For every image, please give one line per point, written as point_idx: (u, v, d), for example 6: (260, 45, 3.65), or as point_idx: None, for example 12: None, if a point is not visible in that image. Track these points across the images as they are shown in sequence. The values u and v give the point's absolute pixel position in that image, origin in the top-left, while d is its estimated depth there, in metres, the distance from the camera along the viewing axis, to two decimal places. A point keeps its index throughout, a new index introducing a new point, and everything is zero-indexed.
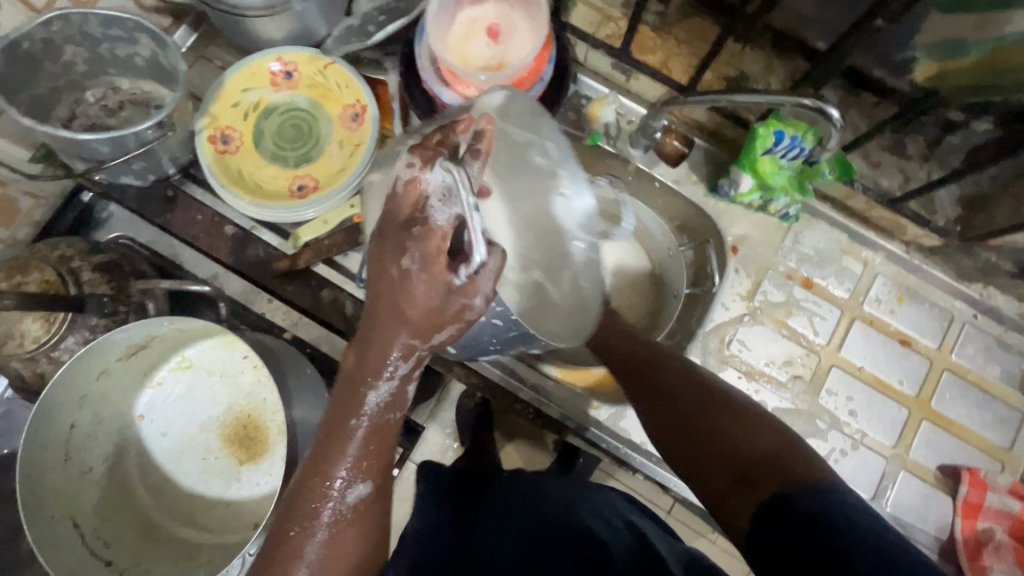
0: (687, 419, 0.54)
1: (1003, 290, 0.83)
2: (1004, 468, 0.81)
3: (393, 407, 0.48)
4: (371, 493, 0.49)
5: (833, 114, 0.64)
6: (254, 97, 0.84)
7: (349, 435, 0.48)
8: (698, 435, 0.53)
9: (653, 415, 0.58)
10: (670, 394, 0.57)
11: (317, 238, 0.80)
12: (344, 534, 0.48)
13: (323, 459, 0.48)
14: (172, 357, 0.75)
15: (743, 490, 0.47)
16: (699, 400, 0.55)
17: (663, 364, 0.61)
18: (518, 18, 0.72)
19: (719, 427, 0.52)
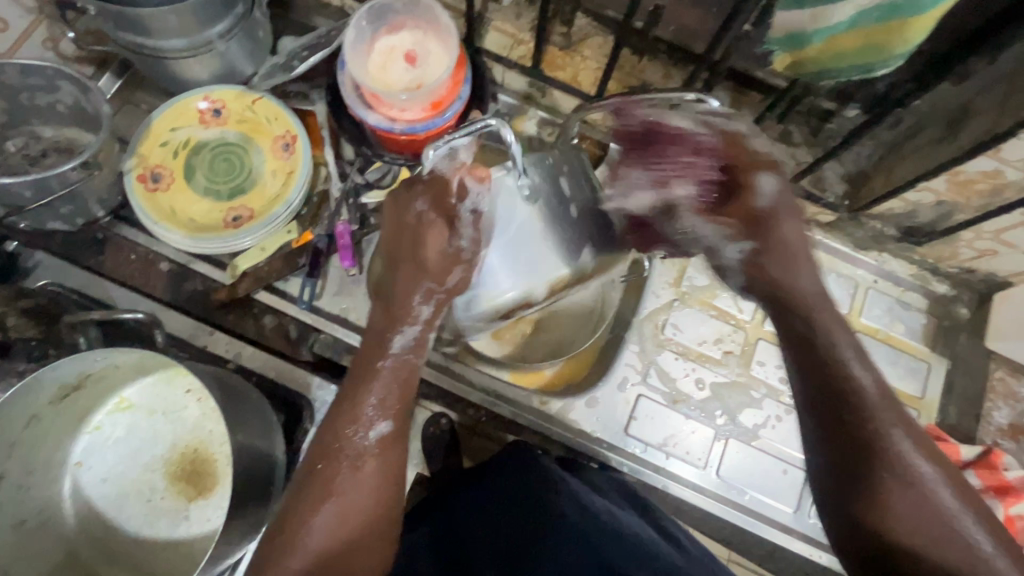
0: (849, 431, 0.51)
1: (896, 255, 0.92)
2: (920, 416, 0.88)
3: (413, 350, 0.60)
4: (386, 441, 0.56)
5: (718, 105, 0.71)
6: (183, 135, 0.86)
7: (376, 374, 0.58)
8: (851, 458, 0.51)
9: (800, 398, 0.55)
10: (836, 396, 0.52)
11: (256, 266, 0.82)
12: (363, 470, 0.54)
13: (354, 395, 0.57)
14: (109, 399, 0.74)
15: (887, 526, 0.48)
16: (853, 420, 0.51)
17: (836, 362, 0.53)
18: (433, 43, 0.77)
19: (885, 455, 0.50)
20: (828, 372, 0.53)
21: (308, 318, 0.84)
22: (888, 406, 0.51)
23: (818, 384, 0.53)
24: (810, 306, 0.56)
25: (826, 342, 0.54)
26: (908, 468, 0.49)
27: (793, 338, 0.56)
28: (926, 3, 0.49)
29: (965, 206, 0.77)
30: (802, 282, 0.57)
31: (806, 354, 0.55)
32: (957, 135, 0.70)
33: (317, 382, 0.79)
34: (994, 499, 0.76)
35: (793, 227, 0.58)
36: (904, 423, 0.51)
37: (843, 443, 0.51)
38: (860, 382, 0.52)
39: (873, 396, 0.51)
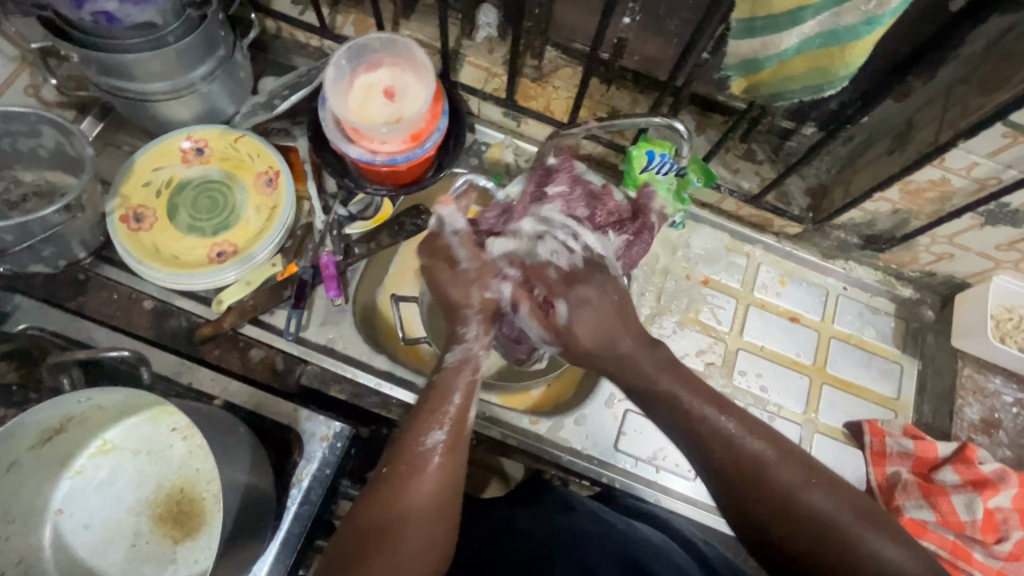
0: (765, 511, 0.57)
1: (861, 262, 0.96)
2: (897, 416, 0.91)
3: (465, 365, 0.66)
4: (453, 442, 0.61)
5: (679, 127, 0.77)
6: (166, 175, 0.87)
7: (440, 384, 0.64)
8: (745, 498, 0.58)
9: (711, 486, 0.60)
10: (740, 475, 0.58)
11: (241, 300, 0.82)
12: (429, 471, 0.59)
13: (422, 411, 0.62)
14: (92, 441, 0.72)
15: (827, 566, 0.54)
16: (776, 491, 0.57)
17: (733, 445, 0.59)
18: (410, 78, 0.80)
19: (818, 521, 0.55)
20: (733, 458, 0.59)
21: (296, 349, 0.84)
22: (790, 465, 0.58)
23: (724, 473, 0.59)
24: (698, 411, 0.61)
25: (711, 425, 0.60)
26: (840, 525, 0.55)
27: (681, 433, 0.62)
28: (863, 29, 0.53)
29: (919, 212, 0.81)
30: (646, 374, 0.65)
31: (698, 444, 0.61)
32: (904, 148, 0.75)
33: (304, 414, 0.78)
34: (973, 494, 0.79)
35: (591, 324, 0.66)
36: (822, 483, 0.57)
37: (762, 513, 0.57)
38: (760, 454, 0.59)
39: (763, 459, 0.58)
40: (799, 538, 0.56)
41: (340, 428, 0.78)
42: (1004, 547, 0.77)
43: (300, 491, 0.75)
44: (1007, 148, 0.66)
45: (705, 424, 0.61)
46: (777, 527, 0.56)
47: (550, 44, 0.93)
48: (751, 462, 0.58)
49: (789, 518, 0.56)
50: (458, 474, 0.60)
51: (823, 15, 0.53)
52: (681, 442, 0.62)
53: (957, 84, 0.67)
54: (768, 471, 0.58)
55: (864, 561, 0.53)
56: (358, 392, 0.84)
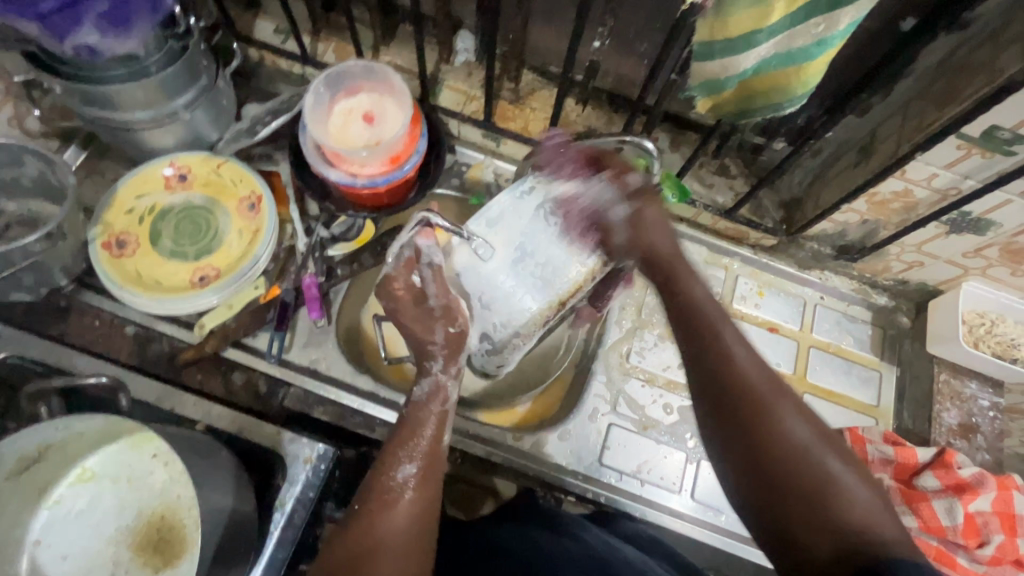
0: (748, 433, 0.53)
1: (836, 272, 0.98)
2: (878, 423, 0.92)
3: (433, 399, 0.64)
4: (424, 475, 0.59)
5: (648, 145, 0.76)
6: (148, 202, 0.88)
7: (409, 420, 0.63)
8: (727, 410, 0.55)
9: (699, 388, 0.58)
10: (727, 389, 0.56)
11: (223, 323, 0.83)
12: (398, 508, 0.56)
13: (390, 449, 0.61)
14: (71, 470, 0.70)
15: (803, 516, 0.49)
16: (762, 410, 0.53)
17: (728, 355, 0.57)
18: (388, 103, 0.83)
19: (799, 452, 0.51)
20: (723, 362, 0.57)
21: (278, 371, 0.84)
22: (781, 392, 0.54)
23: (710, 378, 0.57)
24: (707, 321, 0.60)
25: (711, 333, 0.59)
26: (816, 459, 0.51)
27: (679, 320, 0.62)
28: (815, 50, 0.56)
29: (887, 222, 0.84)
30: (692, 293, 0.63)
31: (691, 344, 0.60)
32: (868, 160, 0.78)
33: (287, 436, 0.78)
34: (954, 498, 0.79)
35: (658, 228, 0.68)
36: (805, 414, 0.53)
37: (742, 440, 0.53)
38: (758, 383, 0.55)
39: (754, 375, 0.55)
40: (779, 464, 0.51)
41: (323, 449, 0.78)
42: (987, 551, 0.77)
43: (283, 515, 0.74)
44: (964, 159, 0.68)
45: (711, 334, 0.59)
46: (761, 453, 0.52)
47: (526, 68, 0.96)
48: (744, 377, 0.56)
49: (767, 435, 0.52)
50: (432, 508, 0.58)
51: (777, 38, 0.56)
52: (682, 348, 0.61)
53: (914, 99, 0.71)
54: (762, 388, 0.55)
55: (846, 507, 0.48)
56: (342, 413, 0.84)
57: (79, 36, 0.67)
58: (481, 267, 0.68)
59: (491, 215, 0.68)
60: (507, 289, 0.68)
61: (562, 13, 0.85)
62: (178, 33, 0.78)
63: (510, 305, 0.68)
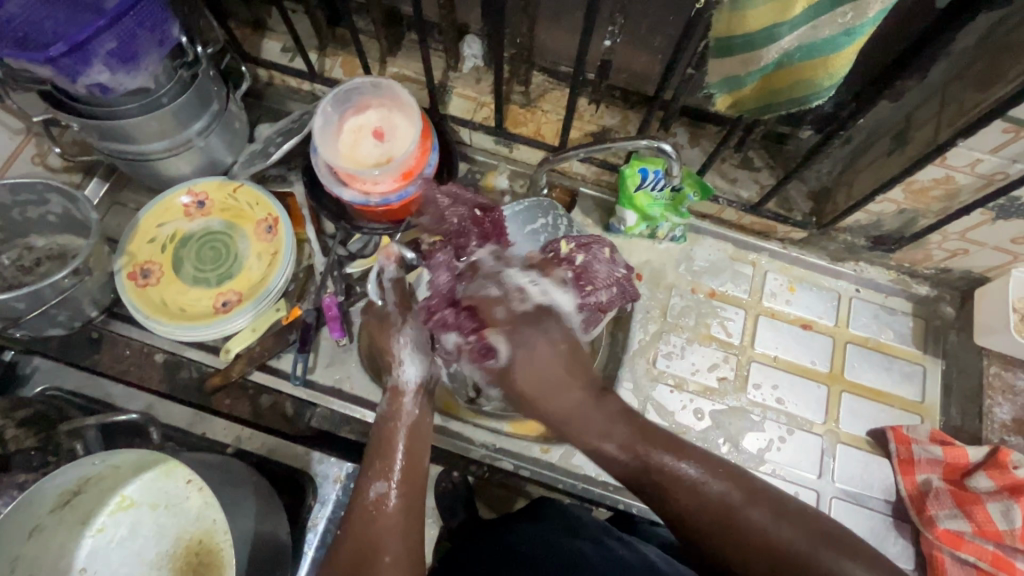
0: (743, 571, 0.53)
1: (873, 263, 0.94)
2: (923, 420, 0.88)
3: (394, 418, 0.65)
4: (405, 491, 0.60)
5: (666, 148, 0.75)
6: (169, 230, 0.89)
7: (392, 441, 0.63)
8: (723, 553, 0.54)
9: (683, 540, 0.57)
10: (699, 520, 0.55)
11: (248, 347, 0.84)
12: (381, 524, 0.57)
13: (366, 473, 0.61)
14: (111, 499, 0.73)
15: None
16: (747, 542, 0.52)
17: (690, 495, 0.55)
18: (398, 118, 0.81)
19: (790, 560, 0.51)
20: (694, 513, 0.55)
21: (304, 393, 0.85)
22: (743, 500, 0.54)
23: (681, 525, 0.56)
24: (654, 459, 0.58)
25: (664, 471, 0.57)
26: (805, 558, 0.50)
27: (631, 481, 0.60)
28: (842, 40, 0.53)
29: (927, 211, 0.79)
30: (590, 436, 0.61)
31: (646, 489, 0.58)
32: (904, 148, 0.73)
33: (316, 456, 0.79)
34: (1010, 500, 0.74)
35: (529, 366, 0.64)
36: (774, 509, 0.53)
37: (737, 573, 0.53)
38: (724, 495, 0.55)
39: (715, 495, 0.55)
40: None
41: (352, 469, 0.78)
42: None
43: (315, 536, 0.75)
44: (1011, 143, 0.63)
45: (656, 470, 0.58)
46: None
47: (535, 69, 0.94)
48: (711, 501, 0.54)
49: (756, 549, 0.52)
50: (417, 521, 0.59)
51: (800, 31, 0.53)
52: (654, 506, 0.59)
53: (953, 80, 0.66)
54: (723, 500, 0.54)
55: None
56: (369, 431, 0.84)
57: (90, 74, 0.68)
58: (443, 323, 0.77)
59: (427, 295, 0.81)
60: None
61: (570, 12, 0.83)
62: (187, 62, 0.79)
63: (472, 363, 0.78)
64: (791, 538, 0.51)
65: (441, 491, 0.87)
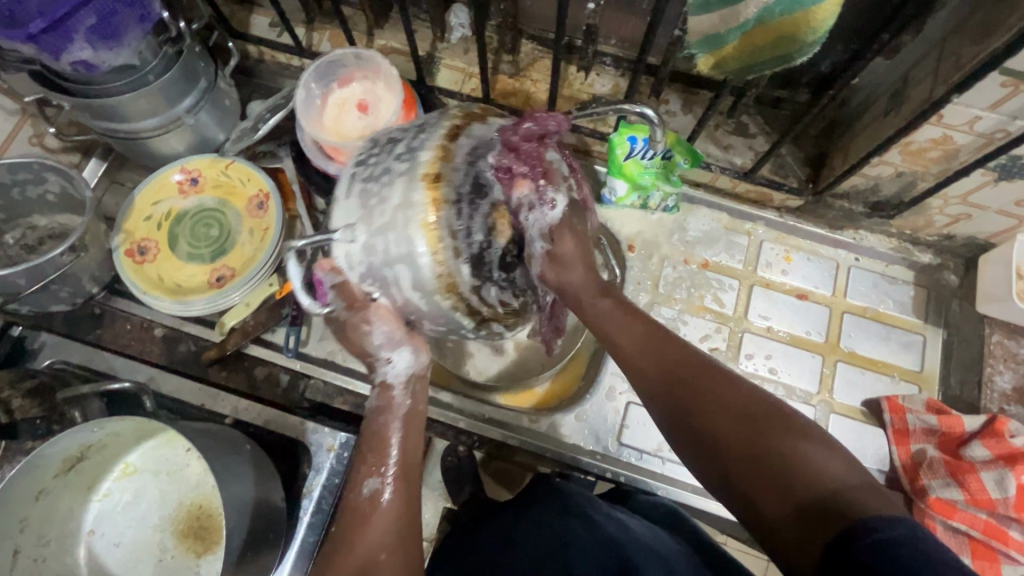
0: (697, 432, 0.51)
1: (873, 231, 0.91)
2: (921, 390, 0.86)
3: (384, 412, 0.59)
4: (397, 487, 0.56)
5: (646, 113, 0.70)
6: (164, 208, 0.91)
7: (385, 433, 0.58)
8: (684, 416, 0.52)
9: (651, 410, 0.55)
10: (669, 380, 0.54)
11: (242, 321, 0.86)
12: (370, 525, 0.53)
13: (356, 467, 0.57)
14: (115, 466, 0.77)
15: (765, 486, 0.46)
16: (704, 399, 0.51)
17: (662, 355, 0.55)
18: (381, 89, 0.81)
19: (750, 426, 0.48)
20: (666, 374, 0.54)
21: (298, 366, 0.86)
22: (705, 367, 0.53)
23: (648, 387, 0.55)
24: (647, 331, 0.58)
25: (646, 339, 0.57)
26: (764, 424, 0.48)
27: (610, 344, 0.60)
28: None
29: (925, 174, 0.76)
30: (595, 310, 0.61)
31: (627, 362, 0.58)
32: (901, 106, 0.70)
33: (310, 426, 0.81)
34: (1004, 469, 0.73)
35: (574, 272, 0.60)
36: (739, 386, 0.52)
37: (690, 442, 0.52)
38: (687, 357, 0.55)
39: (680, 359, 0.54)
40: (751, 463, 0.47)
41: (345, 438, 0.80)
42: None
43: (311, 502, 0.78)
44: (1009, 98, 0.60)
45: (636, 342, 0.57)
46: (740, 460, 0.48)
47: (523, 37, 0.92)
48: (691, 365, 0.53)
49: (717, 410, 0.50)
50: (410, 519, 0.55)
51: None
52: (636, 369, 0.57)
53: (950, 33, 0.63)
54: (699, 366, 0.53)
55: (806, 473, 0.45)
56: (362, 402, 0.86)
57: (73, 52, 0.69)
58: (355, 242, 0.55)
59: (347, 238, 0.55)
60: (367, 204, 0.54)
61: None
62: (172, 38, 0.79)
63: (387, 220, 0.53)
64: (749, 400, 0.50)
65: (446, 465, 0.90)
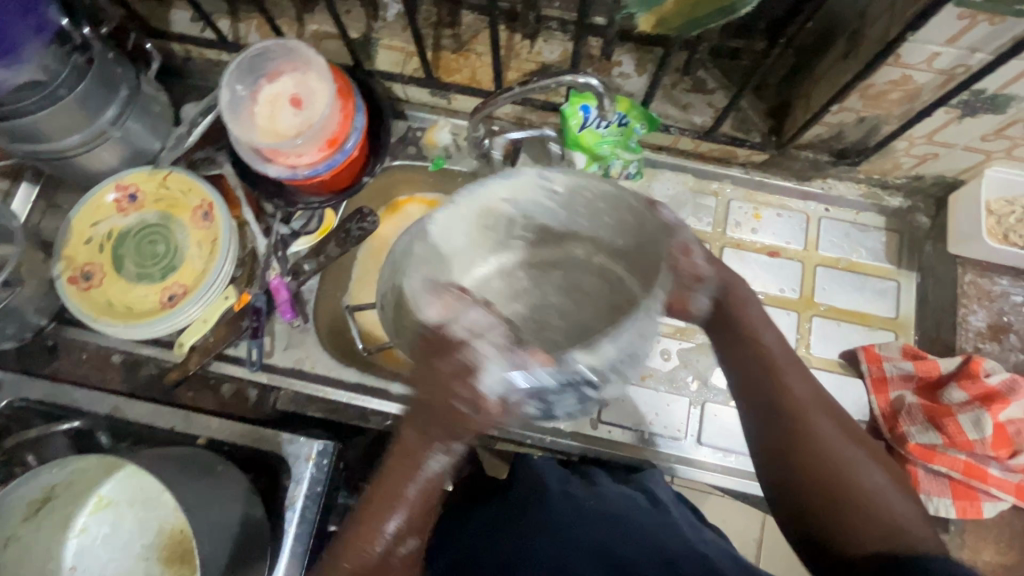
0: (806, 484, 0.52)
1: (841, 179, 0.88)
2: (897, 337, 0.85)
3: (368, 541, 0.49)
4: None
5: (587, 81, 0.72)
6: (105, 228, 0.86)
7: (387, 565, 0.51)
8: (804, 452, 0.52)
9: (758, 444, 0.55)
10: (789, 423, 0.53)
11: (201, 338, 0.82)
12: None
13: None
14: (88, 499, 0.75)
15: (840, 525, 0.50)
16: (829, 466, 0.51)
17: (782, 387, 0.54)
18: (313, 80, 0.76)
19: (858, 480, 0.51)
20: (791, 409, 0.53)
21: (264, 377, 0.84)
22: (825, 409, 0.54)
23: (772, 417, 0.54)
24: (772, 361, 0.55)
25: (778, 381, 0.54)
26: (865, 475, 0.51)
27: (733, 370, 0.57)
28: None
29: (889, 116, 0.73)
30: (729, 337, 0.57)
31: (755, 395, 0.55)
32: (859, 48, 0.67)
33: (286, 437, 0.79)
34: (981, 410, 0.73)
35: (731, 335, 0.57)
36: (844, 430, 0.53)
37: (804, 494, 0.52)
38: (813, 393, 0.54)
39: (804, 398, 0.54)
40: (842, 508, 0.50)
41: (323, 446, 0.79)
42: (1018, 460, 0.72)
43: (295, 514, 0.76)
44: (967, 31, 0.57)
45: (767, 377, 0.55)
46: (837, 514, 0.50)
47: (463, 8, 0.87)
48: (803, 405, 0.53)
49: (840, 479, 0.51)
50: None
51: None
52: (751, 406, 0.55)
53: None
54: (818, 412, 0.53)
55: (898, 532, 0.48)
56: (334, 408, 0.84)
57: None
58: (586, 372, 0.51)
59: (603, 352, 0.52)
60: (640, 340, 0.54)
61: None
62: (78, 46, 0.74)
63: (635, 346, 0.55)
64: (853, 455, 0.52)
65: None
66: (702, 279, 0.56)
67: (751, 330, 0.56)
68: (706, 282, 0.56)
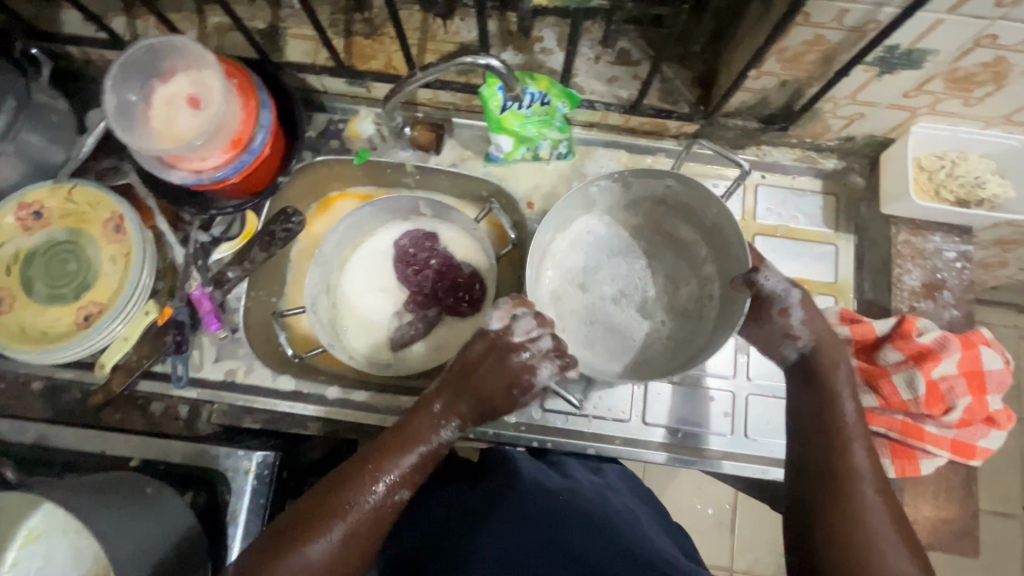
0: (833, 542, 0.55)
1: (776, 145, 0.87)
2: (836, 301, 0.84)
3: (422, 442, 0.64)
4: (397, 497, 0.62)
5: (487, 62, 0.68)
6: (11, 249, 0.82)
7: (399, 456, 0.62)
8: (839, 506, 0.56)
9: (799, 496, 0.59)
10: (834, 477, 0.58)
11: (123, 358, 0.79)
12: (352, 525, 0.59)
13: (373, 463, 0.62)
14: (16, 533, 0.69)
15: None
16: (856, 532, 0.54)
17: (851, 469, 0.58)
18: (206, 76, 0.71)
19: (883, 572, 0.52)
20: (845, 471, 0.58)
21: (194, 392, 0.81)
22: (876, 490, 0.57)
23: (817, 468, 0.59)
24: (842, 434, 0.60)
25: (848, 463, 0.58)
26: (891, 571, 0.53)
27: (802, 418, 0.63)
28: None
29: (809, 78, 0.71)
30: (830, 390, 0.62)
31: (818, 452, 0.60)
32: (770, 9, 0.65)
33: (222, 451, 0.76)
34: (914, 369, 0.73)
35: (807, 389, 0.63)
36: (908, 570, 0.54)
37: (827, 543, 0.55)
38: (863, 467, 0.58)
39: (867, 479, 0.57)
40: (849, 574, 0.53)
41: (262, 456, 0.76)
42: (953, 415, 0.73)
43: (238, 529, 0.73)
44: None
45: (839, 442, 0.59)
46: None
47: None
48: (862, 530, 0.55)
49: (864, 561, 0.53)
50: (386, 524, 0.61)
51: None
52: (799, 454, 0.61)
53: None
54: (865, 498, 0.56)
55: None
56: (272, 418, 0.82)
57: None
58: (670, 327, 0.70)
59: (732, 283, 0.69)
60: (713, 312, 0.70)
61: None
62: None
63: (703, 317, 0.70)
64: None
65: None
66: (795, 335, 0.64)
67: (835, 397, 0.62)
68: (798, 340, 0.64)
